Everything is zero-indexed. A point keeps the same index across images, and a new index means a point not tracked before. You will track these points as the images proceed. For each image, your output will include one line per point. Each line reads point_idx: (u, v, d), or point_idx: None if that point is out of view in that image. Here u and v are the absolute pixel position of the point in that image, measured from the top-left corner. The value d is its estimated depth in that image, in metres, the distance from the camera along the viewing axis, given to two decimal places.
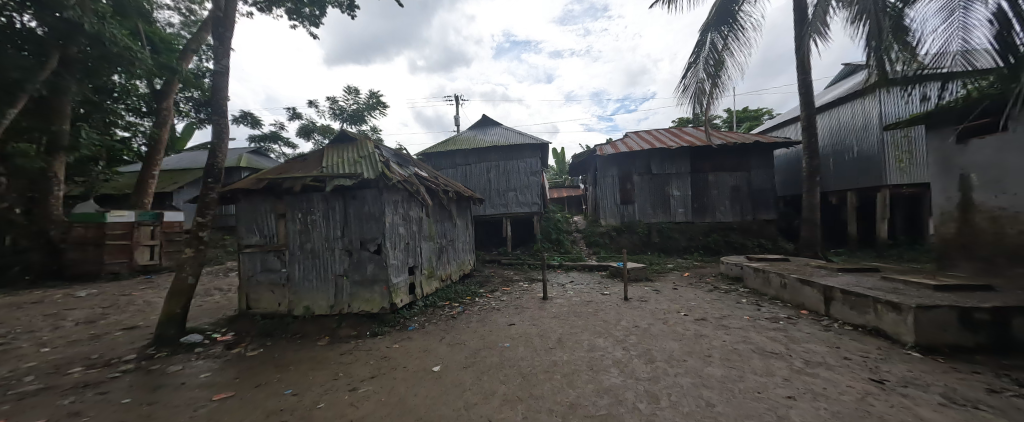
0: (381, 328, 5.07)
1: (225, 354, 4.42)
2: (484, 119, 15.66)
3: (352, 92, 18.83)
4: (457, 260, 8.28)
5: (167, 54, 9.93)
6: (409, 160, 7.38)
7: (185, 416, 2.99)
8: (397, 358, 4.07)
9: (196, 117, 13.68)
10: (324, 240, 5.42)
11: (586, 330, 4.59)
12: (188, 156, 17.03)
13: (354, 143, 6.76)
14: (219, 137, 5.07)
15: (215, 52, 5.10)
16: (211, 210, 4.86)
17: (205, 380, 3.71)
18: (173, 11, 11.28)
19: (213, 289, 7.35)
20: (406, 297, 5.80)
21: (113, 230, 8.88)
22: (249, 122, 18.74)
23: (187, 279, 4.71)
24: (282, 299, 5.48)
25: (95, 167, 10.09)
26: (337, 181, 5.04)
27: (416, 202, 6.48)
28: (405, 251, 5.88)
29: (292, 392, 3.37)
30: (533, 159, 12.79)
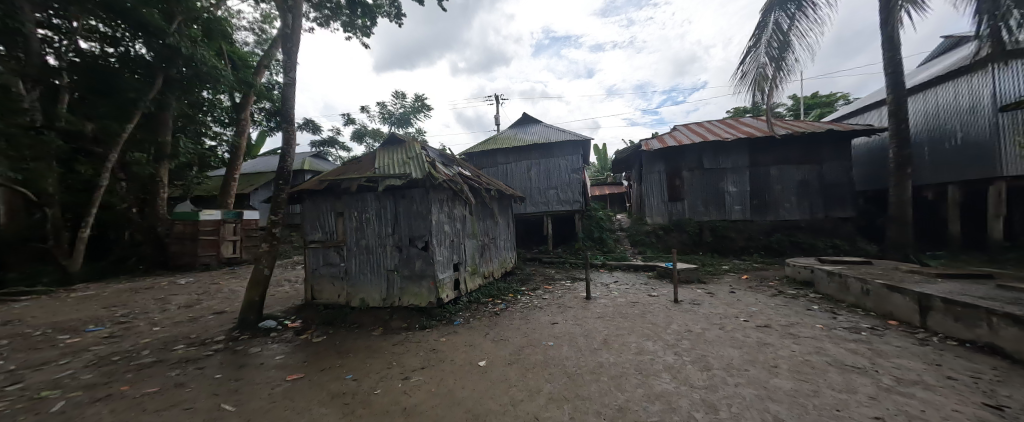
0: (430, 322, 5.31)
1: (295, 340, 4.89)
2: (524, 117, 15.67)
3: (398, 96, 19.84)
4: (499, 258, 8.41)
5: (244, 70, 11.19)
6: (453, 160, 7.62)
7: (265, 393, 3.36)
8: (445, 351, 4.24)
9: (267, 125, 15.25)
10: (377, 237, 5.78)
11: (634, 333, 4.42)
12: (261, 160, 19.08)
13: (402, 145, 7.12)
14: (288, 143, 5.61)
15: (284, 66, 5.65)
16: (282, 209, 5.38)
17: (279, 362, 4.14)
18: (249, 32, 12.68)
19: (283, 280, 8.18)
20: (451, 293, 6.01)
21: (205, 225, 10.07)
22: (310, 129, 20.53)
23: (264, 271, 5.27)
24: (341, 291, 5.94)
25: (190, 172, 11.65)
26: (388, 182, 5.35)
27: (461, 200, 6.68)
28: (450, 248, 6.09)
29: (352, 377, 3.64)
30: (574, 156, 12.56)
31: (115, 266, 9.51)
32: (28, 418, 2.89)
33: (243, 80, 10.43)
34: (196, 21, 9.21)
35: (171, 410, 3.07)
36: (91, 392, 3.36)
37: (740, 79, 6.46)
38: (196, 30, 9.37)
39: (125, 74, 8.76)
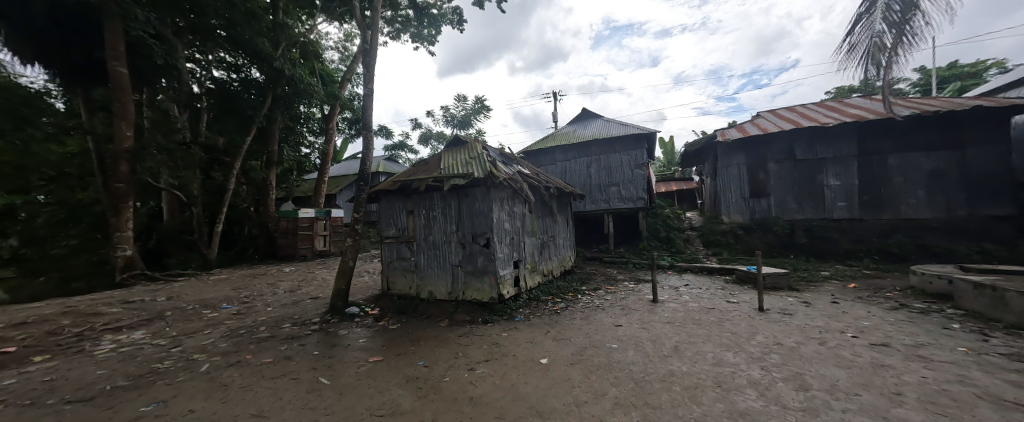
0: (491, 317, 5.48)
1: (374, 326, 5.43)
2: (584, 112, 15.26)
3: (460, 100, 20.73)
4: (558, 256, 8.35)
5: (331, 85, 12.72)
6: (513, 159, 7.75)
7: (353, 371, 3.81)
8: (508, 346, 4.34)
9: (350, 133, 17.09)
10: (443, 234, 6.13)
11: (710, 342, 4.04)
12: (344, 164, 21.48)
13: (465, 146, 7.42)
14: (368, 147, 6.23)
15: (364, 79, 6.28)
16: (362, 208, 5.99)
17: (362, 344, 4.63)
18: (335, 50, 14.37)
19: (363, 271, 9.12)
20: (512, 289, 6.12)
21: (302, 222, 11.65)
22: (384, 135, 22.53)
23: (349, 263, 5.92)
24: (412, 283, 6.43)
25: (291, 177, 13.57)
26: (453, 181, 5.64)
27: (521, 198, 6.75)
28: (510, 246, 6.20)
29: (424, 364, 3.93)
30: (638, 150, 11.88)
31: (238, 255, 11.53)
32: (186, 375, 3.66)
33: (330, 93, 11.88)
34: (295, 45, 10.76)
35: (282, 378, 3.63)
36: (226, 358, 4.13)
37: (847, 54, 5.40)
38: (295, 53, 10.93)
39: (245, 95, 10.55)
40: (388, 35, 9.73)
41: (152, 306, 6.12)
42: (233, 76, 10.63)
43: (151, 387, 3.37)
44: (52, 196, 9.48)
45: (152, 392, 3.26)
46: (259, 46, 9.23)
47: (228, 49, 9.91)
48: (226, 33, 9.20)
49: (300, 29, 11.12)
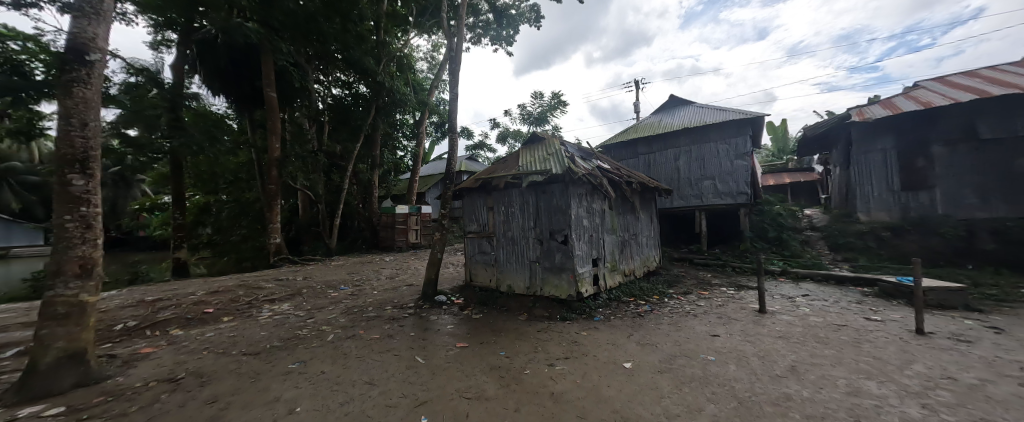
0: (570, 315, 5.41)
1: (459, 314, 5.83)
2: (671, 99, 13.95)
3: (537, 96, 20.84)
4: (641, 256, 7.82)
5: (421, 93, 14.03)
6: (592, 153, 7.49)
7: (444, 353, 4.18)
8: (588, 346, 4.23)
9: (436, 135, 18.61)
10: (521, 229, 6.25)
11: (841, 365, 3.34)
12: (431, 165, 23.49)
13: (543, 142, 7.44)
14: (453, 148, 6.70)
15: (450, 84, 6.78)
16: (448, 204, 6.46)
17: (450, 331, 5.02)
18: (425, 61, 15.80)
19: (450, 263, 9.87)
20: (591, 288, 5.93)
21: (398, 217, 13.14)
22: (465, 136, 24.00)
23: (437, 254, 6.46)
24: (492, 276, 6.72)
25: (389, 177, 15.41)
26: (531, 178, 5.72)
27: (601, 194, 6.49)
28: (589, 243, 6.02)
29: (505, 355, 4.09)
30: (739, 138, 10.40)
31: (351, 245, 13.56)
32: (318, 342, 4.47)
33: (421, 100, 13.12)
34: (392, 60, 12.17)
35: (386, 353, 4.16)
36: (345, 331, 4.90)
37: None
38: (393, 67, 12.37)
39: (354, 108, 12.32)
40: (470, 40, 10.26)
41: (293, 284, 7.61)
42: (346, 93, 12.51)
43: (295, 349, 4.20)
44: (230, 196, 12.45)
45: (296, 353, 4.06)
46: (365, 64, 10.67)
47: (342, 69, 11.71)
48: (341, 56, 10.88)
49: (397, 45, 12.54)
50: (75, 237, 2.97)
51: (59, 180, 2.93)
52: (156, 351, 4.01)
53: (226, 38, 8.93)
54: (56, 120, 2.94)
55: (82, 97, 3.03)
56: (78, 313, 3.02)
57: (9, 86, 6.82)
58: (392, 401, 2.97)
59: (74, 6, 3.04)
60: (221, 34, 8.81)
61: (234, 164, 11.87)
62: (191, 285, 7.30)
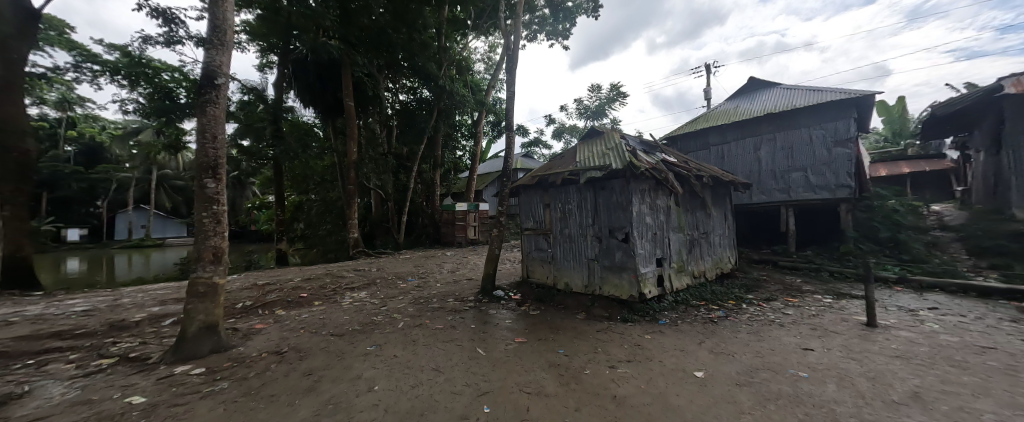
0: (632, 316, 5.15)
1: (517, 309, 5.92)
2: (750, 82, 12.48)
3: (594, 89, 20.22)
4: (712, 257, 7.14)
5: (479, 94, 14.50)
6: (656, 146, 7.01)
7: (504, 347, 4.28)
8: (652, 350, 3.99)
9: (493, 134, 19.10)
10: (579, 227, 6.11)
11: (988, 398, 2.69)
12: (489, 163, 24.17)
13: (602, 137, 7.16)
14: (510, 146, 6.80)
15: (508, 82, 6.86)
16: (505, 201, 6.57)
17: (508, 325, 5.12)
18: (482, 62, 16.29)
19: (507, 259, 10.08)
20: (655, 289, 5.56)
21: (458, 214, 13.78)
22: (521, 134, 24.28)
23: (495, 250, 6.62)
24: (549, 273, 6.68)
25: (450, 176, 16.23)
26: (589, 174, 5.53)
27: (666, 190, 6.05)
28: (653, 242, 5.65)
29: (564, 353, 4.04)
30: (837, 121, 8.92)
31: (416, 240, 14.55)
32: (391, 328, 4.88)
33: (479, 101, 13.55)
34: (452, 64, 12.76)
35: (449, 342, 4.39)
36: (413, 320, 5.28)
37: None
38: (453, 70, 12.97)
39: (418, 112, 13.18)
40: (526, 38, 10.32)
41: (368, 274, 8.43)
42: (411, 98, 13.44)
43: (372, 333, 4.64)
44: (317, 196, 14.19)
45: (372, 337, 4.48)
46: (428, 70, 11.37)
47: (408, 76, 12.61)
48: (407, 64, 11.73)
49: (456, 49, 13.10)
50: (209, 230, 3.62)
51: (199, 184, 3.62)
52: (266, 327, 4.75)
53: (314, 55, 10.20)
54: (196, 136, 3.62)
55: (213, 114, 3.67)
56: (212, 292, 3.69)
57: (165, 109, 8.73)
58: (457, 389, 3.12)
59: (206, 40, 3.70)
60: (311, 52, 10.12)
61: (320, 167, 13.49)
62: (289, 273, 8.49)
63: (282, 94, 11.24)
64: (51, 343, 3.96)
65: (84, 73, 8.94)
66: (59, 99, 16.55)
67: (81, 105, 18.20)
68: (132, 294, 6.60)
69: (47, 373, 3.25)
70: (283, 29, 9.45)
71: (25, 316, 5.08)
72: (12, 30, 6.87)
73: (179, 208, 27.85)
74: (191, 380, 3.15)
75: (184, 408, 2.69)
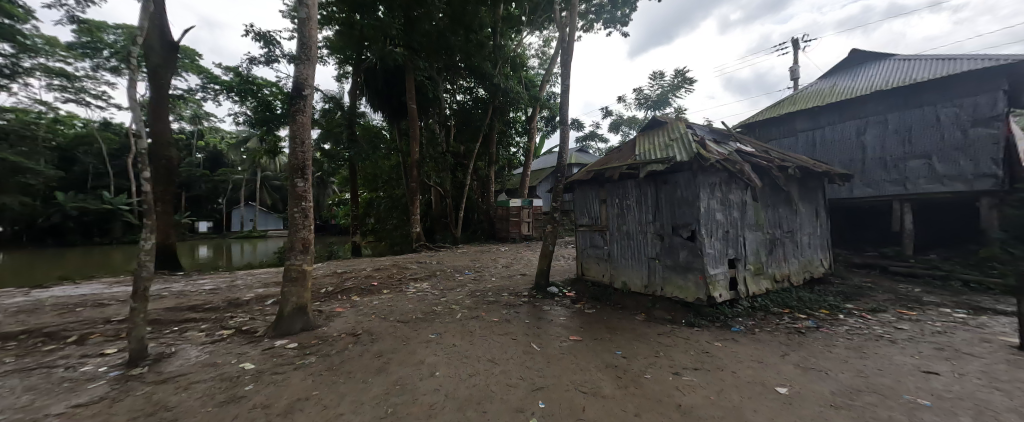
0: (699, 321, 4.73)
1: (571, 307, 5.83)
2: (850, 57, 10.65)
3: (656, 77, 18.95)
4: (798, 259, 6.27)
5: (533, 90, 14.51)
6: (730, 136, 6.32)
7: (558, 344, 4.24)
8: (723, 359, 3.63)
9: (546, 130, 18.96)
10: (638, 224, 5.79)
11: None
12: (543, 159, 24.10)
13: (665, 127, 6.66)
14: (564, 141, 6.67)
15: (562, 74, 6.72)
16: (559, 197, 6.48)
17: (562, 322, 5.06)
18: (537, 57, 16.23)
19: (561, 256, 9.98)
20: (726, 293, 5.05)
21: (512, 210, 13.99)
22: (575, 128, 23.81)
23: (549, 246, 6.57)
24: (605, 271, 6.46)
25: (505, 172, 16.51)
26: (650, 167, 5.18)
27: (741, 183, 5.41)
28: (724, 241, 5.12)
29: (621, 355, 3.87)
30: (978, 96, 7.16)
31: (472, 235, 15.08)
32: (450, 318, 5.14)
33: (533, 96, 13.56)
34: (507, 62, 12.93)
35: (505, 336, 4.48)
36: (470, 312, 5.50)
37: None
38: (507, 68, 13.15)
39: (475, 111, 13.62)
40: (582, 29, 10.03)
41: (428, 266, 8.98)
42: (467, 97, 13.93)
43: (433, 322, 4.93)
44: (384, 193, 15.46)
45: (433, 326, 4.75)
46: (484, 69, 11.67)
47: (465, 76, 13.08)
48: (464, 64, 12.16)
49: (511, 46, 13.23)
50: (299, 223, 4.16)
51: (292, 183, 4.17)
52: (344, 311, 5.32)
53: (382, 63, 11.07)
54: (289, 142, 4.17)
55: (301, 122, 4.17)
56: (302, 277, 4.22)
57: (266, 119, 10.22)
58: (512, 381, 3.17)
59: (298, 57, 4.23)
60: (379, 61, 11.01)
61: (387, 167, 14.68)
62: (362, 263, 9.40)
63: (356, 100, 12.41)
64: (188, 314, 4.90)
65: (208, 92, 10.82)
66: (192, 115, 20.31)
67: (207, 120, 22.11)
68: (243, 277, 7.87)
69: (186, 338, 4.03)
70: (356, 41, 10.40)
71: (171, 291, 6.36)
72: (160, 60, 8.52)
73: (277, 204, 32.48)
74: (287, 353, 3.65)
75: (281, 376, 3.12)
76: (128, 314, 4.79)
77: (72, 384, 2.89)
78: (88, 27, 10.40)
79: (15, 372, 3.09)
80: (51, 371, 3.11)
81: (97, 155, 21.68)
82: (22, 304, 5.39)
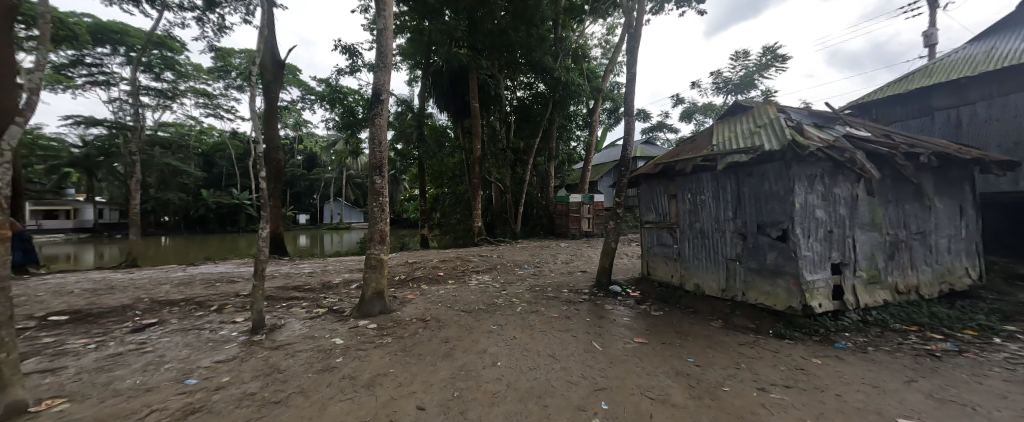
0: (790, 332, 4.13)
1: (636, 307, 5.55)
2: (1020, 11, 8.24)
3: (738, 57, 16.93)
4: (931, 267, 5.12)
5: (595, 81, 14.05)
6: (835, 120, 5.36)
7: (621, 345, 4.07)
8: (823, 379, 3.13)
9: (609, 122, 18.18)
10: (714, 221, 5.26)
11: None
12: (605, 153, 23.23)
13: (749, 112, 5.91)
14: (629, 133, 6.31)
15: (628, 61, 6.34)
16: (623, 192, 6.17)
17: (626, 323, 4.83)
18: (600, 47, 15.63)
19: (623, 254, 9.55)
20: (828, 303, 4.32)
21: (572, 206, 13.77)
22: (642, 119, 22.46)
23: (611, 244, 6.31)
24: (675, 271, 6.01)
25: (564, 168, 16.30)
26: (731, 158, 4.64)
27: (851, 174, 4.55)
28: (826, 242, 4.37)
29: (694, 362, 3.57)
30: None
31: (531, 230, 15.21)
32: (510, 311, 5.26)
33: (595, 88, 13.13)
34: (568, 54, 12.70)
35: (565, 332, 4.44)
36: (530, 306, 5.55)
37: None
38: (568, 60, 12.91)
39: (535, 106, 13.69)
40: (652, 11, 9.35)
41: (490, 260, 9.30)
42: (528, 93, 14.02)
43: (494, 313, 5.10)
44: (449, 189, 16.31)
45: (494, 318, 4.91)
46: (545, 62, 11.61)
47: (526, 72, 13.17)
48: (524, 60, 12.23)
49: (573, 38, 12.93)
50: (377, 216, 4.59)
51: (371, 180, 4.63)
52: (415, 298, 5.77)
53: (447, 65, 11.66)
54: (370, 144, 4.63)
55: (379, 123, 4.58)
56: (380, 265, 4.66)
57: (350, 123, 11.47)
58: (573, 380, 3.12)
59: (376, 65, 4.64)
60: (445, 62, 11.60)
61: (452, 164, 15.44)
62: (430, 255, 10.10)
63: (424, 102, 13.26)
64: (293, 293, 5.77)
65: (306, 102, 12.53)
66: (294, 123, 23.71)
67: (305, 127, 25.62)
68: (333, 263, 9.02)
69: (292, 313, 4.75)
70: (425, 46, 11.13)
71: (281, 273, 7.55)
72: (272, 76, 10.05)
73: (358, 200, 36.46)
74: (368, 332, 4.09)
75: (365, 352, 3.51)
76: (250, 290, 5.80)
77: (215, 343, 3.61)
78: (222, 53, 12.71)
79: (179, 331, 3.96)
80: (201, 332, 3.91)
81: (228, 159, 26.62)
82: (182, 277, 6.87)
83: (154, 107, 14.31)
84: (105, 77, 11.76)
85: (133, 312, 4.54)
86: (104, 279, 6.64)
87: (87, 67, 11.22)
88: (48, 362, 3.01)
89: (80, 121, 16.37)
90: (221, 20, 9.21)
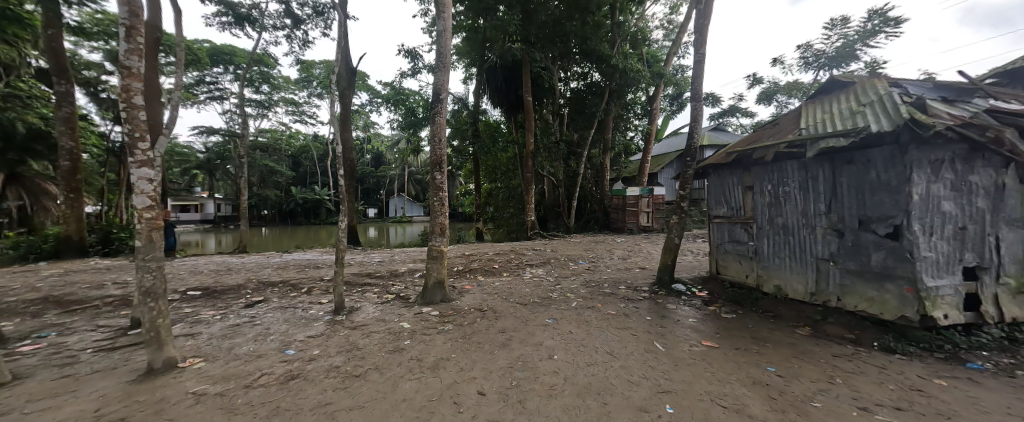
0: (902, 345, 3.48)
1: (703, 308, 5.14)
2: None
3: (835, 25, 14.53)
4: None
5: (656, 66, 13.17)
6: (972, 92, 4.35)
7: (686, 347, 3.80)
8: (950, 404, 2.59)
9: (671, 109, 16.88)
10: (802, 216, 4.64)
11: None
12: (666, 143, 21.74)
13: (850, 89, 5.06)
14: (696, 119, 5.80)
15: (696, 41, 5.80)
16: (688, 184, 5.71)
17: (692, 324, 4.50)
18: (661, 29, 14.58)
19: (687, 251, 8.88)
20: (957, 315, 3.56)
21: (629, 200, 13.19)
22: (710, 103, 20.52)
23: (674, 239, 5.90)
24: (750, 271, 5.45)
25: (621, 159, 15.63)
26: (824, 144, 4.02)
27: (996, 157, 3.66)
28: (957, 242, 3.60)
29: (776, 372, 3.20)
30: None
31: (585, 225, 14.88)
32: (566, 305, 5.20)
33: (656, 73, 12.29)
34: (626, 40, 12.07)
35: (624, 330, 4.29)
36: (585, 301, 5.44)
37: None
38: (627, 46, 12.24)
39: (590, 97, 13.31)
40: None
41: (543, 254, 9.31)
42: (582, 84, 13.65)
43: (550, 307, 5.10)
44: (501, 184, 16.62)
45: (549, 311, 4.91)
46: (600, 49, 11.20)
47: (580, 62, 12.85)
48: (578, 49, 12.02)
49: (631, 21, 12.22)
50: (438, 210, 4.83)
51: (432, 176, 4.88)
52: (472, 289, 6.01)
53: (502, 61, 11.88)
54: (431, 143, 4.85)
55: (439, 123, 4.80)
56: (440, 257, 4.91)
57: (413, 122, 12.23)
58: (635, 379, 3.00)
59: (436, 66, 4.84)
60: (500, 58, 11.82)
61: (505, 159, 15.70)
62: (486, 247, 10.43)
63: (479, 99, 13.64)
64: (365, 280, 6.35)
65: (374, 105, 13.64)
66: (364, 125, 25.95)
67: (373, 129, 27.90)
68: (398, 254, 9.77)
69: (365, 298, 5.25)
70: (480, 44, 11.44)
71: (356, 261, 8.39)
72: (346, 83, 11.11)
73: (419, 195, 38.91)
74: (432, 319, 4.34)
75: (429, 337, 3.75)
76: (331, 276, 6.53)
77: (306, 320, 4.14)
78: (306, 65, 14.34)
79: (279, 308, 4.61)
80: (295, 310, 4.51)
81: (311, 160, 30.17)
82: (279, 262, 7.98)
83: (255, 116, 16.70)
84: (219, 92, 13.96)
85: (245, 290, 5.40)
86: (223, 262, 8.00)
87: (207, 85, 13.43)
88: (188, 328, 3.72)
89: (203, 131, 19.76)
90: (305, 36, 10.38)
